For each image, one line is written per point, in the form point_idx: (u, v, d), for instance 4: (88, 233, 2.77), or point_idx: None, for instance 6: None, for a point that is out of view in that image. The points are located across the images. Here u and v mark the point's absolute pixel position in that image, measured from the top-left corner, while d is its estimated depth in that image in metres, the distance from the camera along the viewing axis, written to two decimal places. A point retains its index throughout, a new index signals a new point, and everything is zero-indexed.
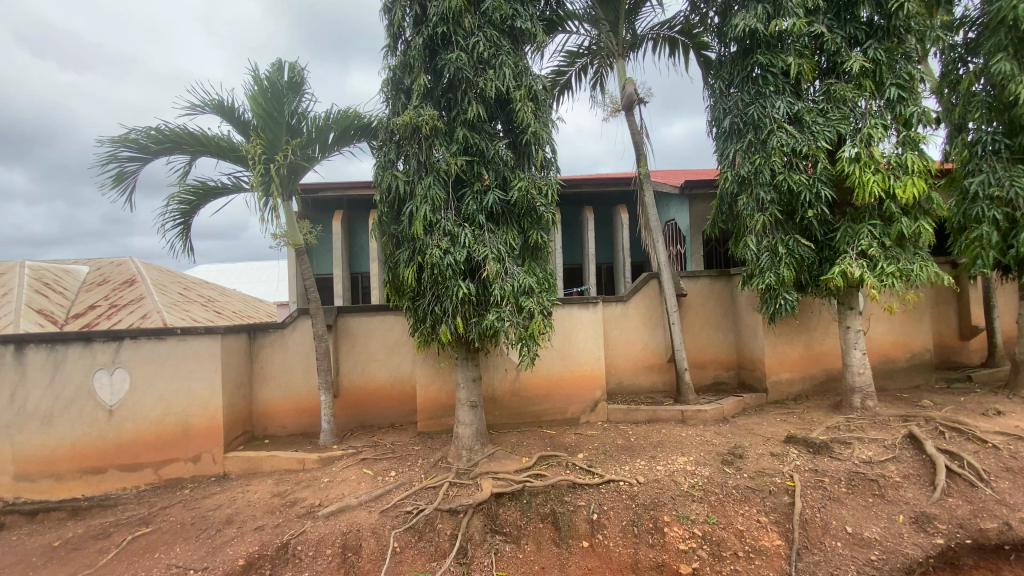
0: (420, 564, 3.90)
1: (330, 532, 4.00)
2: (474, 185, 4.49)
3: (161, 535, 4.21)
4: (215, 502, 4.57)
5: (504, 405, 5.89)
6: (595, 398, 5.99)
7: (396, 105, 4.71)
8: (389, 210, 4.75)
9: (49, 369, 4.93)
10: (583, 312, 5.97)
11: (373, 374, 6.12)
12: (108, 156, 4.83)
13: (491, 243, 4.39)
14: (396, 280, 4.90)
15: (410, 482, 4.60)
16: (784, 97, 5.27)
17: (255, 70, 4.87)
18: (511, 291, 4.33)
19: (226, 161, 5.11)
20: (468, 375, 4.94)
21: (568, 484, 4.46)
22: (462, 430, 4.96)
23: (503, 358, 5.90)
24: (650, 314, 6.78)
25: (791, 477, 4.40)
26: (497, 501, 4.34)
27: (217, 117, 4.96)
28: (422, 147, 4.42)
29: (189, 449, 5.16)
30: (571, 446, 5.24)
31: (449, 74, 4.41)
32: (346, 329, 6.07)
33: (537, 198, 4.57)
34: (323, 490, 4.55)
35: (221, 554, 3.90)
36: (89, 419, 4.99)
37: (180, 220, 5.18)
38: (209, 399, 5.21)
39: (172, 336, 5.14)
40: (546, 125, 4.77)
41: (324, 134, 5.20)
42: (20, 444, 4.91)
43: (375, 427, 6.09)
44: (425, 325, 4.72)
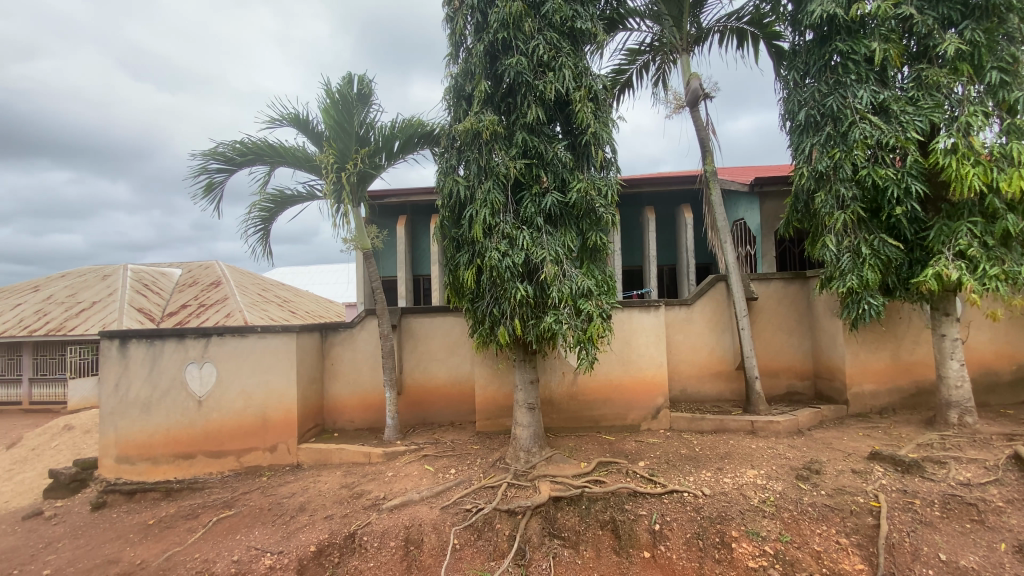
0: (479, 563, 3.94)
1: (394, 525, 4.12)
2: (533, 187, 4.49)
3: (242, 518, 4.52)
4: (290, 490, 4.87)
5: (563, 409, 5.84)
6: (658, 405, 5.81)
7: (457, 112, 4.83)
8: (450, 214, 4.86)
9: (148, 361, 5.45)
10: (644, 315, 5.83)
11: (433, 373, 6.27)
12: (199, 168, 5.27)
13: (549, 245, 4.37)
14: (456, 282, 5.00)
15: (469, 481, 4.67)
16: (867, 86, 4.90)
17: (328, 83, 5.13)
18: (570, 293, 4.29)
19: (301, 170, 5.42)
20: (527, 377, 4.94)
21: (629, 492, 4.34)
22: (520, 432, 4.96)
23: (560, 361, 5.86)
24: (716, 319, 6.48)
25: (876, 497, 4.04)
26: (555, 505, 4.30)
27: (293, 129, 5.28)
28: (482, 151, 4.48)
29: (267, 440, 5.52)
30: (632, 454, 5.11)
31: (509, 79, 4.45)
32: (409, 330, 6.26)
33: (597, 200, 4.51)
34: (387, 483, 4.71)
35: (294, 539, 4.13)
36: (181, 408, 5.45)
37: (261, 226, 5.57)
38: (285, 392, 5.54)
39: (253, 334, 5.53)
40: (606, 125, 4.71)
41: (390, 142, 5.41)
42: (123, 430, 5.45)
43: (436, 425, 6.23)
44: (484, 326, 4.79)
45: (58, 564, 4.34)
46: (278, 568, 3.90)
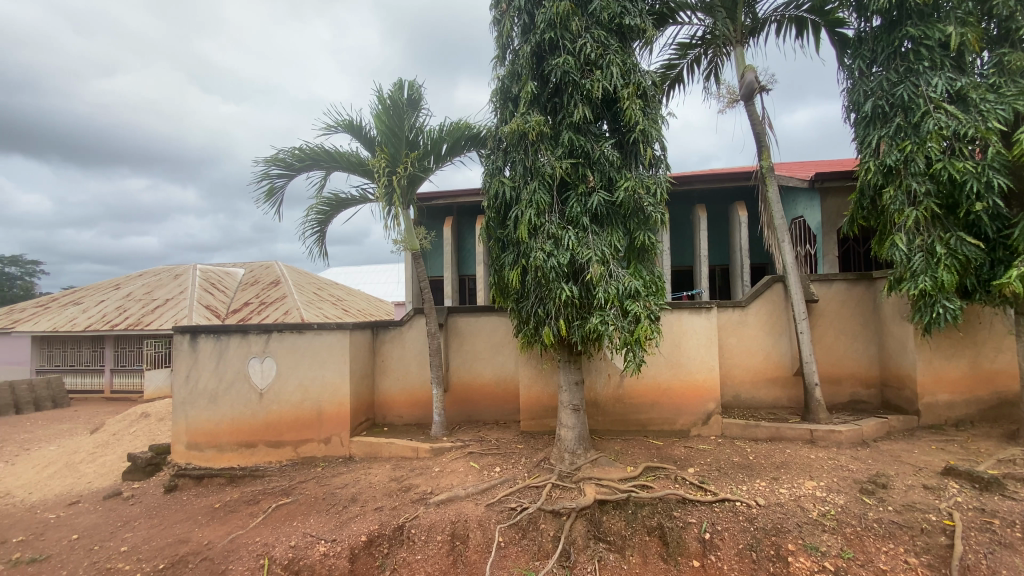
0: (523, 562, 3.95)
1: (441, 519, 4.20)
2: (579, 187, 4.46)
3: (299, 506, 4.75)
4: (343, 481, 5.07)
5: (609, 412, 5.76)
6: (709, 410, 5.62)
7: (504, 114, 4.87)
8: (495, 215, 4.90)
9: (215, 355, 5.83)
10: (694, 317, 5.67)
11: (479, 372, 6.35)
12: (262, 174, 5.58)
13: (595, 245, 4.33)
14: (501, 282, 5.04)
15: (514, 479, 4.69)
16: (942, 73, 4.60)
17: (380, 90, 5.30)
18: (616, 294, 4.24)
19: (355, 174, 5.64)
20: (572, 378, 4.91)
21: (677, 499, 4.23)
22: (565, 433, 4.93)
23: (606, 363, 5.79)
24: (772, 322, 6.21)
25: (949, 516, 3.74)
26: (601, 508, 4.25)
27: (348, 135, 5.50)
28: (529, 152, 4.49)
29: (322, 432, 5.77)
30: (681, 460, 4.97)
31: (556, 78, 4.44)
32: (455, 329, 6.37)
33: (645, 198, 4.43)
34: (434, 478, 4.81)
35: (346, 529, 4.29)
36: (244, 400, 5.80)
37: (318, 228, 5.83)
38: (339, 387, 5.77)
39: (310, 330, 5.80)
40: (655, 122, 4.62)
41: (438, 145, 5.54)
42: (193, 418, 5.85)
43: (481, 423, 6.30)
44: (529, 326, 4.80)
45: (136, 541, 4.71)
46: (332, 555, 4.07)
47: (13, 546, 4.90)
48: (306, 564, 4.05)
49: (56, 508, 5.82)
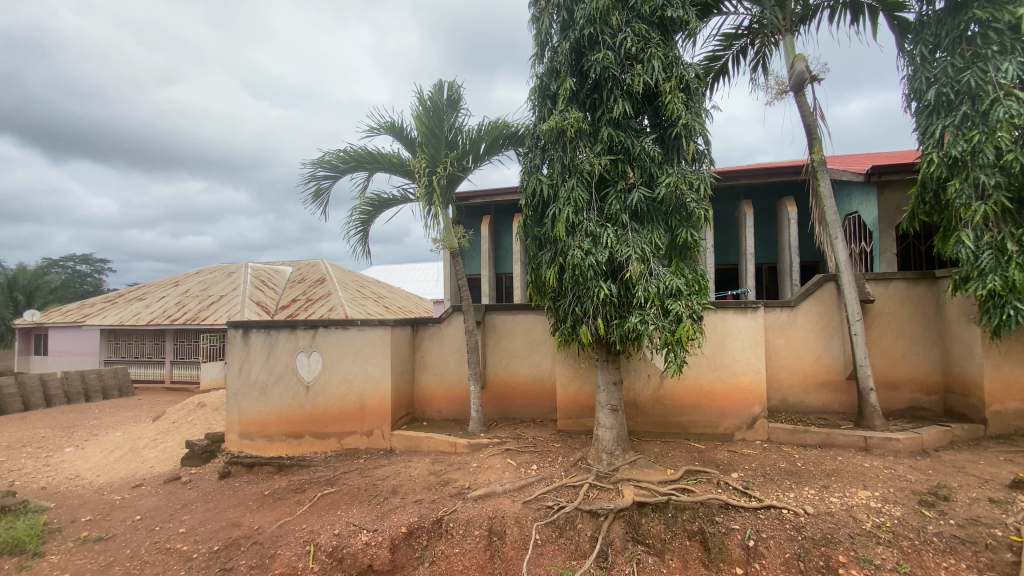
0: (560, 560, 3.93)
1: (478, 514, 4.24)
2: (618, 183, 4.40)
3: (342, 496, 4.92)
4: (384, 473, 5.22)
5: (648, 413, 5.66)
6: (754, 413, 5.43)
7: (542, 111, 4.85)
8: (533, 213, 4.90)
9: (266, 349, 6.11)
10: (739, 317, 5.49)
11: (516, 369, 6.37)
12: (309, 176, 5.79)
13: (635, 243, 4.25)
14: (538, 280, 5.04)
15: (551, 478, 4.68)
16: (1014, 57, 4.31)
17: (420, 91, 5.39)
18: (656, 293, 4.15)
19: (397, 175, 5.77)
20: (610, 378, 4.86)
21: (720, 504, 4.11)
22: (603, 433, 4.88)
23: (646, 363, 5.69)
24: (823, 323, 5.93)
25: (1019, 532, 3.48)
26: (639, 510, 4.19)
27: (390, 136, 5.63)
28: (567, 149, 4.46)
29: (364, 425, 5.95)
30: (724, 464, 4.83)
31: (596, 74, 4.39)
32: (492, 326, 6.42)
33: (687, 194, 4.32)
34: (472, 474, 4.87)
35: (387, 520, 4.40)
36: (292, 392, 6.05)
37: (361, 227, 6.00)
38: (381, 381, 5.93)
39: (354, 326, 5.99)
40: (698, 116, 4.51)
41: (476, 144, 5.59)
42: (245, 409, 6.16)
43: (518, 421, 6.33)
44: (566, 325, 4.77)
45: (193, 523, 5.00)
46: (373, 544, 4.18)
47: (85, 523, 5.29)
48: (349, 552, 4.17)
49: (123, 489, 6.25)
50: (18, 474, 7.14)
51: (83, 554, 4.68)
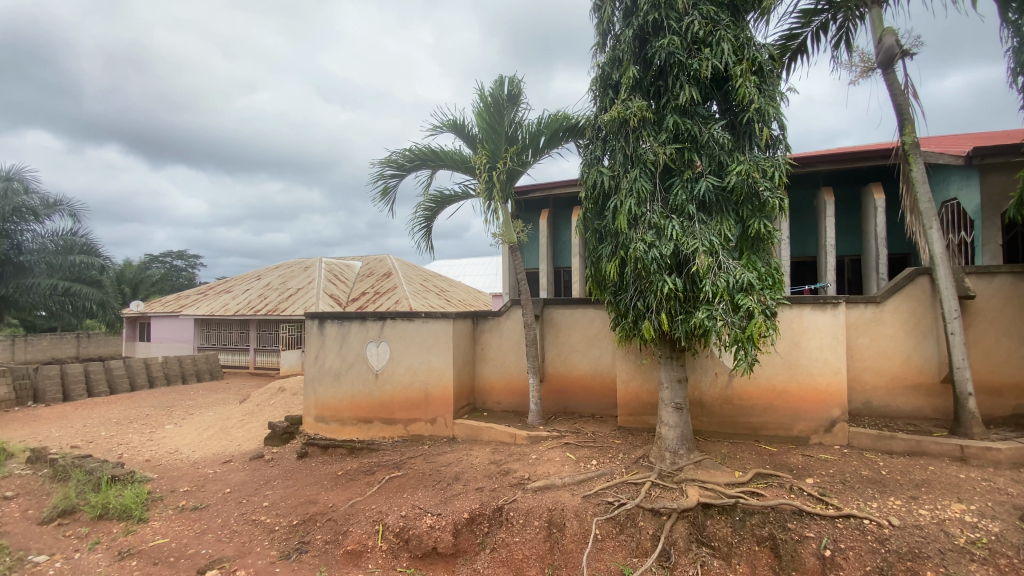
0: (621, 556, 3.89)
1: (538, 506, 4.27)
2: (684, 173, 4.25)
3: (408, 480, 5.14)
4: (447, 460, 5.40)
5: (714, 412, 5.44)
6: (833, 416, 5.08)
7: (604, 101, 4.76)
8: (593, 206, 4.84)
9: (339, 339, 6.50)
10: (816, 313, 5.14)
11: (575, 364, 6.34)
12: (377, 175, 6.05)
13: (702, 235, 4.09)
14: (598, 274, 4.98)
15: (611, 474, 4.63)
16: None
17: (481, 88, 5.46)
18: (725, 287, 3.97)
19: (458, 172, 5.90)
20: (673, 375, 4.73)
21: (792, 510, 3.89)
22: (666, 431, 4.75)
23: (713, 361, 5.47)
24: (913, 321, 5.42)
25: None
26: (704, 512, 4.05)
27: (452, 134, 5.76)
28: (629, 139, 4.35)
29: (428, 413, 6.19)
30: (798, 469, 4.56)
31: (660, 61, 4.25)
32: (551, 320, 6.43)
33: (760, 182, 4.10)
34: (531, 465, 4.93)
35: (450, 505, 4.54)
36: (362, 379, 6.39)
37: (425, 223, 6.20)
38: (444, 371, 6.12)
39: (419, 318, 6.22)
40: (772, 100, 4.27)
41: (536, 138, 5.59)
42: (320, 394, 6.59)
43: (578, 415, 6.30)
44: (627, 320, 4.68)
45: (274, 498, 5.43)
46: (437, 528, 4.32)
47: (182, 494, 5.87)
48: (414, 534, 4.35)
49: (214, 464, 6.89)
50: (128, 447, 8.04)
51: (181, 522, 5.20)
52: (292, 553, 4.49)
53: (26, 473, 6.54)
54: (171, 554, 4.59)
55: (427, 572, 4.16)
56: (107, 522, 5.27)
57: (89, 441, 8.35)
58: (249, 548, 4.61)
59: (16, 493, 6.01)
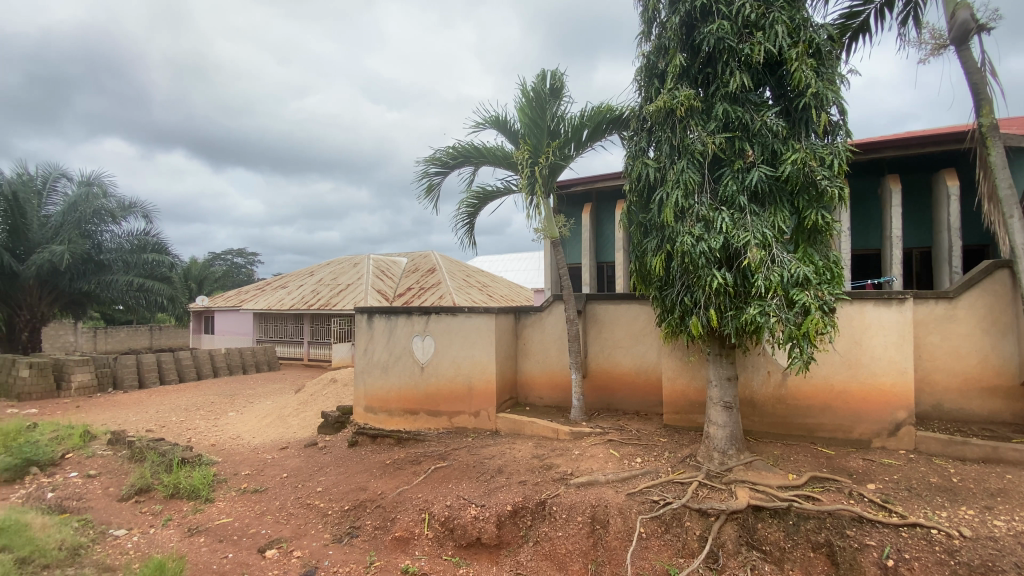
0: (666, 556, 3.82)
1: (581, 501, 4.25)
2: (735, 163, 4.09)
3: (453, 471, 5.25)
4: (491, 452, 5.47)
5: (766, 412, 5.22)
6: (899, 419, 4.77)
7: (649, 91, 4.64)
8: (638, 198, 4.74)
9: (386, 332, 6.77)
10: (879, 309, 4.84)
11: (619, 360, 6.25)
12: (422, 174, 6.17)
13: (754, 227, 3.93)
14: (643, 268, 4.88)
15: (656, 472, 4.54)
16: None
17: (524, 82, 5.45)
18: (779, 282, 3.80)
19: (501, 167, 5.93)
20: (723, 373, 4.59)
21: (851, 516, 3.69)
22: (714, 431, 4.62)
23: (765, 359, 5.25)
24: (992, 318, 5.00)
25: None
26: (755, 514, 3.91)
27: (494, 131, 5.79)
28: (676, 129, 4.23)
29: (472, 406, 6.30)
30: (858, 473, 4.32)
31: (709, 47, 4.10)
32: (594, 315, 6.37)
33: (818, 170, 3.89)
34: (575, 461, 4.91)
35: (494, 497, 4.60)
36: (408, 372, 6.62)
37: (468, 220, 6.27)
38: (487, 365, 6.20)
39: (462, 313, 6.34)
40: (831, 83, 4.05)
41: (579, 131, 5.53)
42: (369, 385, 6.88)
43: (621, 412, 6.22)
44: (674, 316, 4.56)
45: (327, 483, 5.69)
46: (481, 519, 4.39)
47: (244, 477, 6.24)
48: (459, 523, 4.44)
49: (272, 450, 7.28)
50: (195, 432, 8.63)
51: (243, 503, 5.55)
52: (344, 537, 4.69)
53: (107, 453, 7.15)
54: (234, 532, 4.90)
55: (471, 561, 4.24)
56: (178, 500, 5.69)
57: (161, 425, 9.03)
58: (305, 530, 4.86)
59: (100, 471, 6.59)
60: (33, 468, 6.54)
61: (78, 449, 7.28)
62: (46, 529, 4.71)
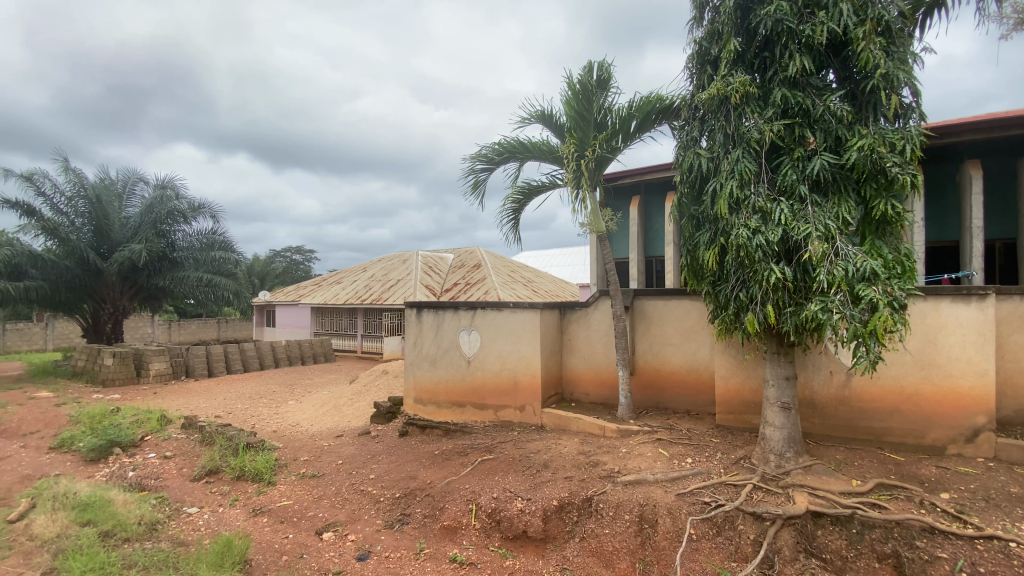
0: (718, 559, 3.71)
1: (629, 500, 4.19)
2: (794, 151, 3.88)
3: (499, 463, 5.32)
4: (537, 447, 5.49)
5: (827, 414, 4.94)
6: (978, 425, 4.40)
7: (702, 79, 4.48)
8: (689, 190, 4.59)
9: (434, 327, 6.94)
10: (957, 305, 4.48)
11: (668, 358, 6.10)
12: (469, 170, 6.23)
13: (816, 219, 3.72)
14: (695, 263, 4.73)
15: (708, 473, 4.41)
16: None
17: (570, 75, 5.39)
18: (844, 276, 3.58)
19: (547, 162, 5.91)
20: (780, 373, 4.39)
21: (921, 527, 3.48)
22: (770, 432, 4.43)
23: (827, 358, 4.96)
24: None
25: None
26: (814, 521, 3.72)
27: (540, 125, 5.77)
28: (731, 118, 4.07)
29: (518, 400, 6.34)
30: (931, 482, 4.03)
31: (766, 30, 3.91)
32: (642, 311, 6.25)
33: (888, 156, 3.63)
34: (622, 458, 4.85)
35: (540, 491, 4.62)
36: (455, 365, 6.75)
37: (513, 215, 6.29)
38: (532, 360, 6.21)
39: (507, 308, 6.39)
40: (903, 64, 3.77)
41: (627, 123, 5.42)
42: (418, 378, 7.08)
43: (670, 411, 6.07)
44: (728, 312, 4.39)
45: (379, 471, 5.90)
46: (527, 512, 4.43)
47: (302, 463, 6.58)
48: (505, 516, 4.49)
49: (328, 438, 7.62)
50: (259, 419, 9.18)
51: (302, 487, 5.85)
52: (395, 524, 4.86)
53: (181, 437, 7.72)
54: (294, 514, 5.19)
55: (518, 554, 4.27)
56: (244, 482, 6.07)
57: (228, 412, 9.65)
58: (358, 515, 5.07)
59: (175, 453, 7.14)
60: (116, 449, 7.17)
61: (155, 432, 7.91)
62: (127, 505, 5.17)
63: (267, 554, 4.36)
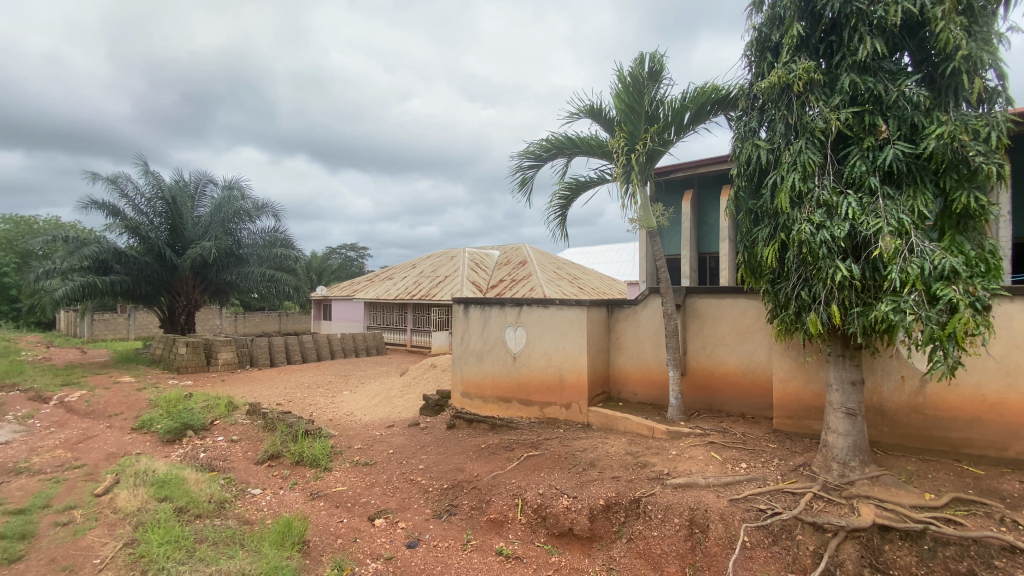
0: (774, 569, 3.53)
1: (678, 503, 4.09)
2: (864, 140, 3.63)
3: (545, 460, 5.33)
4: (583, 445, 5.46)
5: (897, 422, 4.61)
6: None
7: (761, 67, 4.28)
8: (747, 183, 4.39)
9: (481, 323, 7.04)
10: None
11: (722, 358, 5.88)
12: (516, 167, 6.25)
13: (887, 213, 3.47)
14: (753, 260, 4.53)
15: (763, 480, 4.22)
16: None
17: (620, 68, 5.29)
18: (919, 275, 3.32)
19: (595, 157, 5.84)
20: (845, 377, 4.15)
21: (1001, 546, 3.23)
22: (833, 439, 4.19)
23: (898, 362, 4.63)
24: None
25: None
26: (881, 535, 3.49)
27: (589, 120, 5.71)
28: (793, 107, 3.86)
29: (564, 397, 6.32)
30: (1014, 498, 3.69)
31: (833, 12, 3.69)
32: (694, 310, 6.06)
33: (971, 144, 3.34)
34: (671, 461, 4.73)
35: (587, 490, 4.59)
36: (502, 361, 6.83)
37: (561, 211, 6.26)
38: (578, 358, 6.17)
39: (554, 306, 6.37)
40: (988, 44, 3.46)
41: (680, 115, 5.27)
42: (465, 373, 7.21)
43: (724, 413, 5.87)
44: (788, 312, 4.18)
45: (428, 462, 6.06)
46: (573, 510, 4.42)
47: (356, 451, 6.86)
48: (551, 512, 4.51)
49: (380, 428, 7.89)
50: (316, 408, 9.64)
51: (356, 473, 6.11)
52: (443, 514, 4.98)
53: (246, 422, 8.23)
54: (348, 500, 5.42)
55: (564, 551, 4.27)
56: (302, 467, 6.40)
57: (288, 400, 10.20)
58: (409, 504, 5.24)
59: (241, 437, 7.63)
60: (190, 431, 7.75)
61: (224, 417, 8.48)
62: (199, 484, 5.58)
63: (323, 536, 4.58)
